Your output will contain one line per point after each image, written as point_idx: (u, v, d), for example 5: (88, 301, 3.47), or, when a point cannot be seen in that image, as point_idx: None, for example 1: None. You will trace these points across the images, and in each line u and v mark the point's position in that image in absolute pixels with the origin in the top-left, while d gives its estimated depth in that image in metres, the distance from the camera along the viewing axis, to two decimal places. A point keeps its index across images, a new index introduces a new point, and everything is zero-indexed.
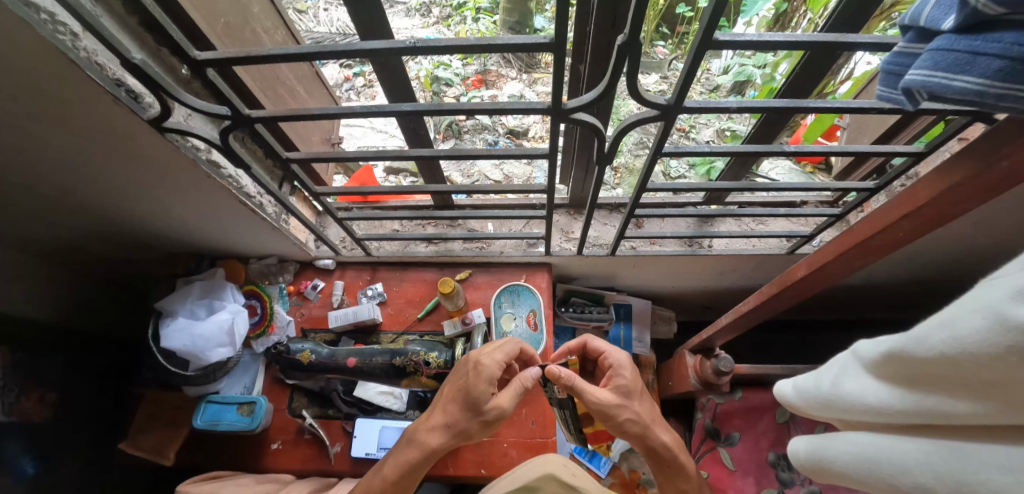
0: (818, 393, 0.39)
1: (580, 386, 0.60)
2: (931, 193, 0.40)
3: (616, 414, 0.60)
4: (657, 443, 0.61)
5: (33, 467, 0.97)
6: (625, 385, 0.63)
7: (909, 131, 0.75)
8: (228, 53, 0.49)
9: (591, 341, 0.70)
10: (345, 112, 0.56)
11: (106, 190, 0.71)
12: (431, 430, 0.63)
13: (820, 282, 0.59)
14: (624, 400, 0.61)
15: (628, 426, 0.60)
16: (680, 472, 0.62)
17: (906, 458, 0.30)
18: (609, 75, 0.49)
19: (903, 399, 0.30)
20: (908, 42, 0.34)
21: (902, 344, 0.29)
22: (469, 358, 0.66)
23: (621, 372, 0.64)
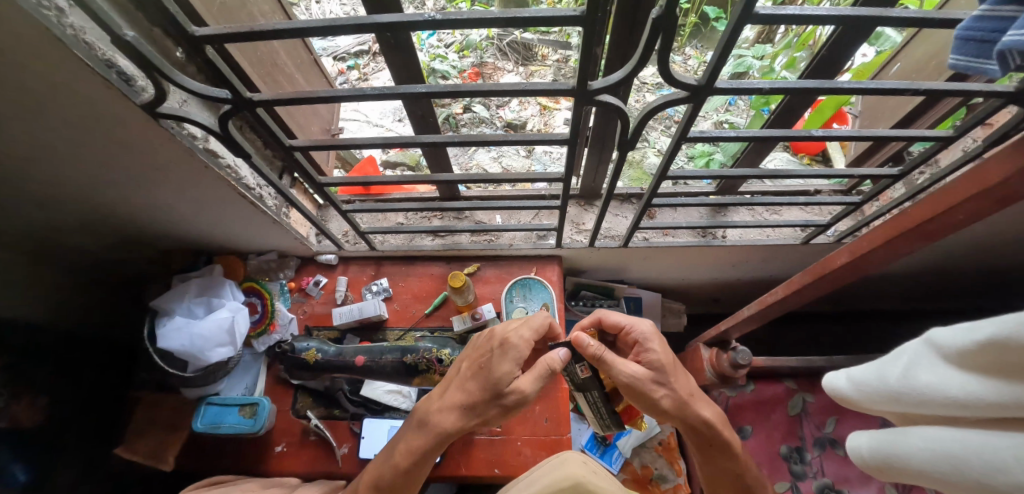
0: (883, 387, 0.38)
1: (611, 361, 0.53)
2: (1002, 174, 0.38)
3: (653, 393, 0.54)
4: (696, 420, 0.57)
5: (25, 474, 0.92)
6: (657, 361, 0.56)
7: (929, 115, 0.73)
8: (227, 28, 0.46)
9: (607, 316, 0.63)
10: (354, 93, 0.53)
11: (103, 182, 0.67)
12: (443, 412, 0.59)
13: (860, 270, 0.58)
14: (660, 379, 0.55)
15: (665, 405, 0.55)
16: (718, 448, 0.59)
17: (1002, 456, 0.29)
18: (638, 56, 0.47)
19: (1000, 391, 0.30)
20: (990, 5, 0.34)
21: (1005, 331, 0.28)
22: (495, 334, 0.60)
23: (650, 347, 0.57)
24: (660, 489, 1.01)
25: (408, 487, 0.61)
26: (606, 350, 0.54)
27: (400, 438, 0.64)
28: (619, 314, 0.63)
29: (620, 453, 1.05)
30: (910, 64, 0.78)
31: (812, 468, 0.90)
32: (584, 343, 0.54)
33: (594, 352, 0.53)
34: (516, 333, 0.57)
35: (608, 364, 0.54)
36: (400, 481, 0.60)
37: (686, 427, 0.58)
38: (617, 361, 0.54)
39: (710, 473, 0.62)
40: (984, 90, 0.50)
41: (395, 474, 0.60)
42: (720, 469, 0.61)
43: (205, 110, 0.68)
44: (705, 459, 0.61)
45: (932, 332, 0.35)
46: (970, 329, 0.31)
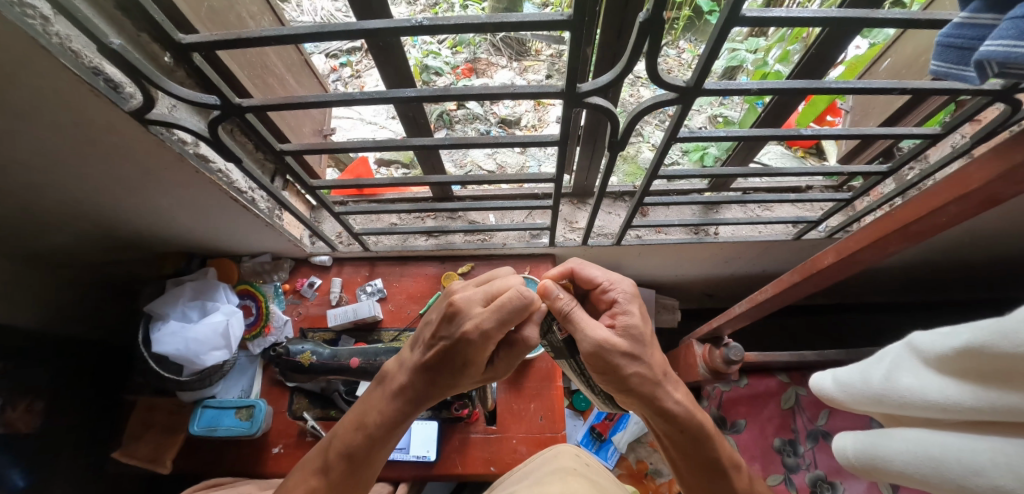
0: (867, 389, 0.39)
1: (577, 320, 0.49)
2: (985, 177, 0.39)
3: (625, 370, 0.49)
4: (669, 406, 0.51)
5: (23, 479, 0.93)
6: (635, 328, 0.50)
7: (918, 112, 0.74)
8: (216, 36, 0.45)
9: (583, 269, 0.55)
10: (343, 98, 0.53)
11: (93, 188, 0.67)
12: (411, 387, 0.55)
13: (848, 269, 0.59)
14: (633, 349, 0.50)
15: (635, 383, 0.50)
16: (688, 432, 0.53)
17: (979, 460, 0.30)
18: (626, 58, 0.47)
19: (976, 395, 0.30)
20: (970, 12, 0.35)
21: (981, 338, 0.28)
22: (456, 313, 0.50)
23: (630, 310, 0.51)
24: (655, 483, 1.04)
25: (378, 458, 0.58)
26: (576, 307, 0.50)
27: (360, 407, 0.59)
28: (595, 267, 0.56)
29: (615, 449, 1.07)
30: (900, 60, 0.79)
31: (804, 461, 0.91)
32: (553, 294, 0.51)
33: (564, 311, 0.50)
34: (482, 320, 0.48)
35: (574, 325, 0.49)
36: (364, 456, 0.56)
37: (657, 414, 0.52)
38: (585, 322, 0.49)
39: (682, 465, 0.57)
40: (969, 89, 0.51)
41: (358, 448, 0.56)
42: (693, 461, 0.55)
43: (194, 115, 0.68)
44: (678, 450, 0.56)
45: (913, 336, 0.36)
46: (947, 336, 0.32)
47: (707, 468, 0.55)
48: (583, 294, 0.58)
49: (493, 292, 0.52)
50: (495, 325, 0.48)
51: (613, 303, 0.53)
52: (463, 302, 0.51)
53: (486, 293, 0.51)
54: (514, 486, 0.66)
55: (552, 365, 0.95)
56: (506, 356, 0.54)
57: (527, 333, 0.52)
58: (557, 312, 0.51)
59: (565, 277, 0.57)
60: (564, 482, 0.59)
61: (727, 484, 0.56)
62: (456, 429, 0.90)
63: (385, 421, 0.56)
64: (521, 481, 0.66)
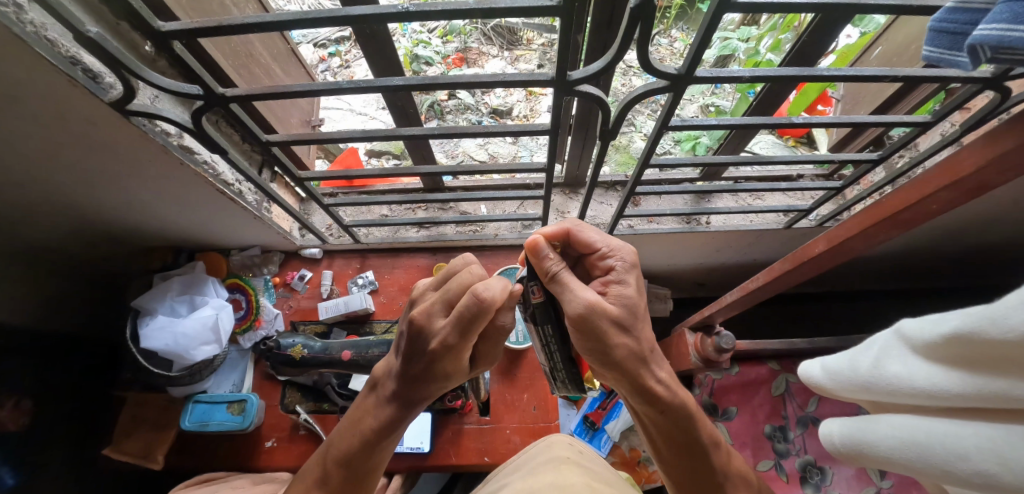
0: (854, 376, 0.40)
1: (565, 281, 0.48)
2: (976, 164, 0.39)
3: (609, 345, 0.49)
4: (650, 384, 0.51)
5: (13, 477, 0.94)
6: (629, 298, 0.50)
7: (908, 100, 0.74)
8: (195, 23, 0.44)
9: (581, 231, 0.54)
10: (328, 87, 0.51)
11: (74, 182, 0.66)
12: (396, 399, 0.55)
13: (836, 257, 0.60)
14: (624, 318, 0.49)
15: (620, 356, 0.49)
16: (672, 413, 0.53)
17: (964, 445, 0.31)
18: (617, 45, 0.46)
19: (964, 383, 0.31)
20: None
21: (969, 324, 0.29)
22: (418, 331, 0.50)
23: (626, 280, 0.51)
24: (647, 470, 1.07)
25: (378, 463, 0.58)
26: (564, 268, 0.48)
27: (353, 415, 0.59)
28: (594, 231, 0.54)
29: (608, 438, 1.08)
30: (892, 47, 0.78)
31: (794, 447, 0.93)
32: (543, 253, 0.48)
33: (552, 272, 0.48)
34: (447, 335, 0.48)
35: (561, 287, 0.48)
36: (361, 460, 0.56)
37: (638, 394, 0.52)
38: (573, 283, 0.48)
39: (662, 446, 0.57)
40: (959, 76, 0.51)
41: (356, 455, 0.56)
42: (674, 442, 0.55)
43: (178, 106, 0.66)
44: (659, 431, 0.56)
45: (901, 323, 0.37)
46: (936, 322, 0.32)
47: (694, 446, 0.55)
48: (576, 255, 0.57)
49: (451, 299, 0.50)
50: (457, 336, 0.48)
51: (608, 271, 0.53)
52: (423, 318, 0.50)
53: (445, 301, 0.50)
54: (507, 477, 0.66)
55: None
56: (484, 346, 0.55)
57: (503, 319, 0.52)
58: (545, 274, 0.49)
59: (561, 237, 0.55)
60: (556, 472, 0.59)
61: (707, 463, 0.56)
62: (450, 421, 0.90)
63: (380, 434, 0.55)
64: (513, 472, 0.67)
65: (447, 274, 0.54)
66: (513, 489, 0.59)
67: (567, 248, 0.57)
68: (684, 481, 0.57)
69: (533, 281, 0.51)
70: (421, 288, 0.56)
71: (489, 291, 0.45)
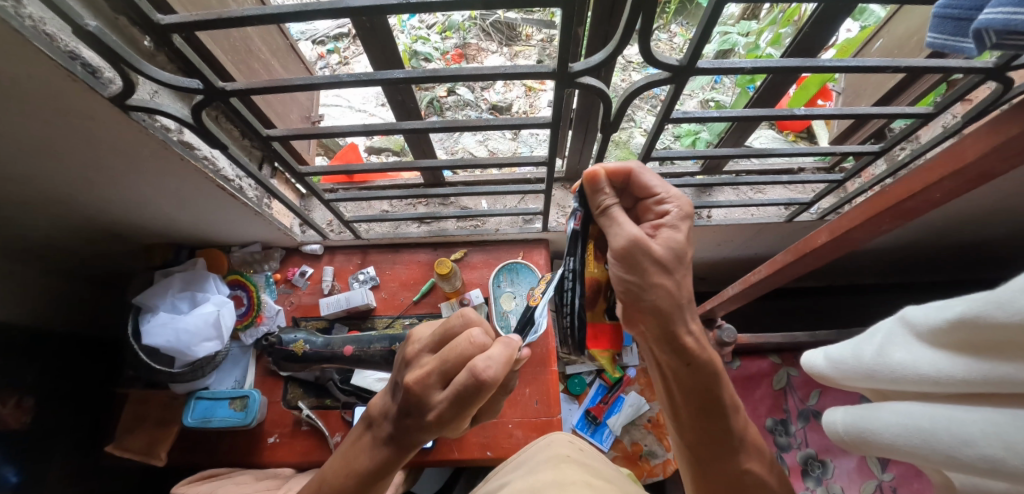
0: (857, 364, 0.40)
1: (615, 216, 0.51)
2: (979, 152, 0.40)
3: (645, 285, 0.50)
4: (678, 333, 0.52)
5: (16, 475, 0.92)
6: (675, 243, 0.51)
7: (911, 92, 0.73)
8: (194, 16, 0.44)
9: (643, 174, 0.52)
10: (328, 81, 0.51)
11: (73, 178, 0.66)
12: (382, 453, 0.52)
13: (839, 249, 0.60)
14: (668, 260, 0.50)
15: (655, 295, 0.50)
16: (699, 366, 0.53)
17: (970, 431, 0.31)
18: (619, 37, 0.46)
19: (968, 368, 0.31)
20: None
21: (975, 309, 0.28)
22: (415, 403, 0.46)
23: (677, 227, 0.51)
24: (648, 464, 1.07)
25: None
26: (616, 204, 0.51)
27: (342, 451, 0.56)
28: (654, 175, 0.52)
29: (610, 432, 1.09)
30: (893, 39, 0.78)
31: (796, 440, 0.93)
32: (600, 185, 0.52)
33: (603, 204, 0.52)
34: (444, 409, 0.45)
35: (609, 220, 0.51)
36: None
37: (665, 343, 0.52)
38: (620, 219, 0.50)
39: (681, 407, 0.56)
40: (962, 66, 0.50)
41: None
42: (695, 403, 0.55)
43: (177, 101, 0.66)
44: (680, 388, 0.55)
45: (906, 310, 0.37)
46: (941, 308, 0.32)
47: (716, 408, 0.54)
48: (629, 202, 0.56)
49: (449, 370, 0.46)
50: (454, 413, 0.45)
51: (663, 215, 0.52)
52: (419, 389, 0.46)
53: (441, 374, 0.45)
54: (508, 475, 0.66)
55: (547, 349, 0.96)
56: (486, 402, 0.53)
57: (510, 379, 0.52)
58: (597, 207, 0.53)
59: (622, 177, 0.53)
60: (557, 470, 0.59)
61: (725, 425, 0.55)
62: None
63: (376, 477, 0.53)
64: (514, 471, 0.66)
65: (446, 334, 0.49)
66: (514, 486, 0.59)
67: (623, 192, 0.55)
68: (699, 443, 0.57)
69: (581, 209, 0.56)
70: (418, 348, 0.50)
71: (491, 370, 0.43)
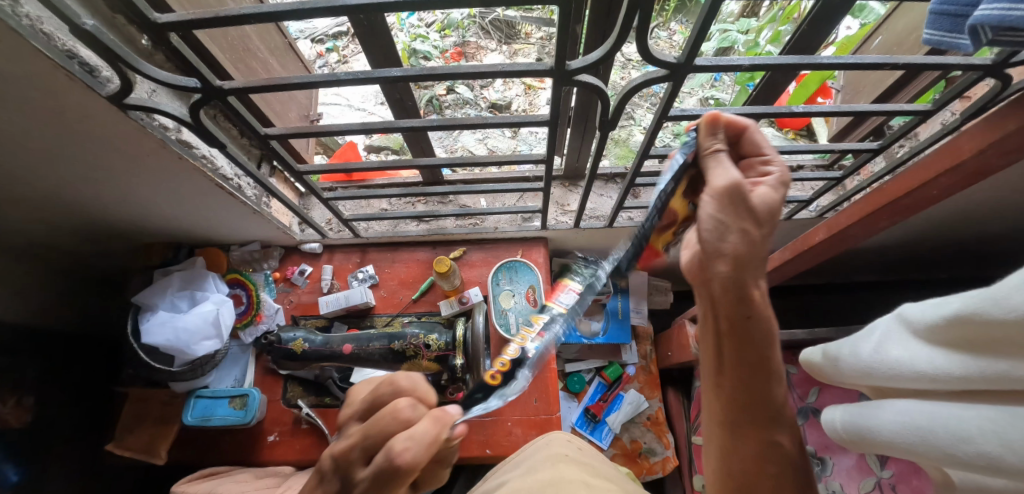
0: (855, 362, 0.40)
1: (720, 159, 0.48)
2: (976, 148, 0.44)
3: (731, 233, 0.46)
4: (743, 279, 0.47)
5: (16, 474, 0.95)
6: (769, 203, 0.47)
7: (910, 89, 0.73)
8: (191, 15, 0.44)
9: (753, 130, 0.50)
10: (326, 79, 0.51)
11: (71, 177, 0.66)
12: None
13: (838, 246, 0.63)
14: (761, 214, 0.47)
15: (739, 241, 0.46)
16: (758, 323, 0.48)
17: (966, 428, 0.31)
18: (616, 35, 0.46)
19: (964, 366, 0.31)
20: None
21: (972, 306, 0.29)
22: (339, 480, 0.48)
23: (775, 189, 0.48)
24: (648, 462, 1.08)
25: None
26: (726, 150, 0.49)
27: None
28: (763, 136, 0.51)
29: (609, 430, 1.09)
30: (892, 36, 0.78)
31: None
32: (717, 129, 0.50)
33: (715, 147, 0.49)
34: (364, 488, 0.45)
35: (715, 163, 0.49)
36: None
37: (731, 287, 0.48)
38: (724, 163, 0.48)
39: (726, 370, 0.50)
40: (961, 64, 0.50)
41: None
42: (744, 360, 0.49)
43: (175, 99, 0.66)
44: (732, 345, 0.49)
45: (903, 308, 0.37)
46: (938, 305, 0.32)
47: (762, 373, 0.49)
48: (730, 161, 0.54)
49: (371, 446, 0.47)
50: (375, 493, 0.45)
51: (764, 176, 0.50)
52: (343, 464, 0.48)
53: (363, 450, 0.47)
54: (506, 475, 0.66)
55: (547, 347, 0.96)
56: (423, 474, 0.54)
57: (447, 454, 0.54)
58: (702, 150, 0.51)
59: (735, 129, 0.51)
60: (554, 470, 0.59)
61: (768, 392, 0.49)
62: None
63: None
64: (512, 470, 0.67)
65: (376, 403, 0.52)
66: (511, 486, 0.59)
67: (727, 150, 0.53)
68: (737, 415, 0.50)
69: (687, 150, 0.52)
70: (349, 416, 0.53)
71: (408, 450, 0.44)
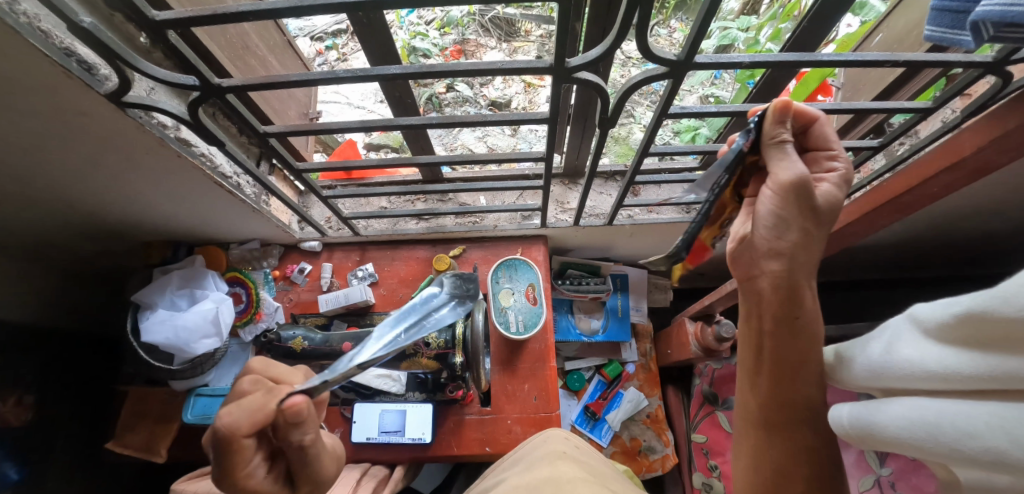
0: (867, 362, 0.40)
1: (788, 150, 0.46)
2: (976, 144, 0.45)
3: (789, 229, 0.47)
4: (791, 276, 0.48)
5: (17, 473, 0.92)
6: (834, 200, 0.47)
7: (911, 86, 0.73)
8: (189, 12, 0.43)
9: (822, 121, 0.49)
10: (326, 76, 0.51)
11: (71, 175, 0.65)
12: None
13: (842, 243, 0.65)
14: (825, 211, 0.47)
15: (794, 239, 0.47)
16: (806, 323, 0.49)
17: (973, 424, 0.31)
18: (616, 32, 0.46)
19: (975, 364, 0.31)
20: None
21: (981, 304, 0.29)
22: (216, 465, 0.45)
23: (837, 186, 0.48)
24: (648, 459, 1.09)
25: None
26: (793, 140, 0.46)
27: None
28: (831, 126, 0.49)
29: (609, 428, 1.09)
30: (892, 33, 0.78)
31: None
32: (786, 116, 0.46)
33: (780, 136, 0.46)
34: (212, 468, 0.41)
35: (779, 154, 0.46)
36: None
37: (780, 285, 0.49)
38: (793, 156, 0.46)
39: (764, 365, 0.51)
40: (961, 61, 0.49)
41: None
42: (785, 358, 0.49)
43: (174, 97, 0.66)
44: (773, 343, 0.50)
45: (913, 308, 0.37)
46: (947, 303, 0.32)
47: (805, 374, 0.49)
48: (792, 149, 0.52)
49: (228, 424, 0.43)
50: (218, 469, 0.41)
51: (828, 172, 0.49)
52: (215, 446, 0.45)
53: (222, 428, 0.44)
54: (506, 472, 0.66)
55: (546, 345, 0.95)
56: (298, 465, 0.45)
57: (294, 437, 0.42)
58: (766, 137, 0.47)
59: (805, 119, 0.49)
60: (553, 467, 0.59)
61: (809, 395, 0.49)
62: (451, 411, 0.91)
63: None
64: (512, 467, 0.67)
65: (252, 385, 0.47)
66: (510, 483, 0.59)
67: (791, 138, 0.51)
68: (774, 410, 0.51)
69: (750, 133, 0.48)
70: None
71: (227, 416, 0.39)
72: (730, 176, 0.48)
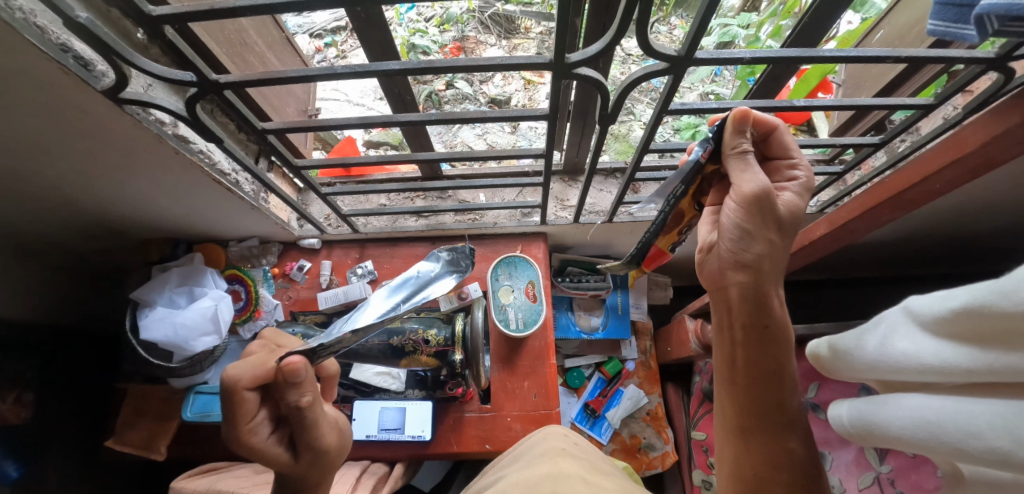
0: (862, 356, 0.40)
1: (750, 161, 0.48)
2: (981, 139, 0.45)
3: (754, 239, 0.49)
4: (757, 284, 0.50)
5: (16, 470, 0.92)
6: (795, 207, 0.50)
7: (912, 83, 0.73)
8: (185, 8, 0.43)
9: (780, 134, 0.51)
10: (324, 72, 0.50)
11: (67, 173, 0.65)
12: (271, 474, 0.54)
13: (841, 240, 0.65)
14: (788, 219, 0.49)
15: (760, 248, 0.49)
16: (774, 329, 0.50)
17: (976, 422, 0.31)
18: (616, 28, 0.45)
19: (971, 357, 0.31)
20: None
21: (980, 298, 0.28)
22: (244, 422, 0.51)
23: (797, 194, 0.51)
24: (648, 457, 1.09)
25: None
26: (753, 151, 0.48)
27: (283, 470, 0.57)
28: (790, 137, 0.52)
29: (609, 425, 1.10)
30: (893, 30, 0.77)
31: None
32: (746, 126, 0.48)
33: (741, 147, 0.48)
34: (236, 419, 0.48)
35: (742, 164, 0.48)
36: None
37: (748, 293, 0.50)
38: (756, 168, 0.47)
39: (737, 373, 0.51)
40: (964, 57, 0.49)
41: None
42: (758, 365, 0.50)
43: (172, 94, 0.66)
44: (744, 350, 0.51)
45: (910, 301, 0.37)
46: (945, 298, 0.32)
47: (776, 381, 0.50)
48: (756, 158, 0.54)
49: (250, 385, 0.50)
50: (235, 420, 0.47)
51: (790, 180, 0.52)
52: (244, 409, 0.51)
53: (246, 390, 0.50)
54: (506, 468, 0.66)
55: (546, 342, 0.95)
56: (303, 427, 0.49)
57: (291, 398, 0.47)
58: (728, 148, 0.49)
59: (766, 131, 0.51)
60: (553, 464, 0.59)
61: (781, 400, 0.50)
62: (450, 409, 0.91)
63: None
64: (512, 464, 0.66)
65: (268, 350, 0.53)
66: (509, 480, 0.59)
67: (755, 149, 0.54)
68: (749, 419, 0.51)
69: (710, 143, 0.49)
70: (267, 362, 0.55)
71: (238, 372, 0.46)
72: (687, 187, 0.53)
